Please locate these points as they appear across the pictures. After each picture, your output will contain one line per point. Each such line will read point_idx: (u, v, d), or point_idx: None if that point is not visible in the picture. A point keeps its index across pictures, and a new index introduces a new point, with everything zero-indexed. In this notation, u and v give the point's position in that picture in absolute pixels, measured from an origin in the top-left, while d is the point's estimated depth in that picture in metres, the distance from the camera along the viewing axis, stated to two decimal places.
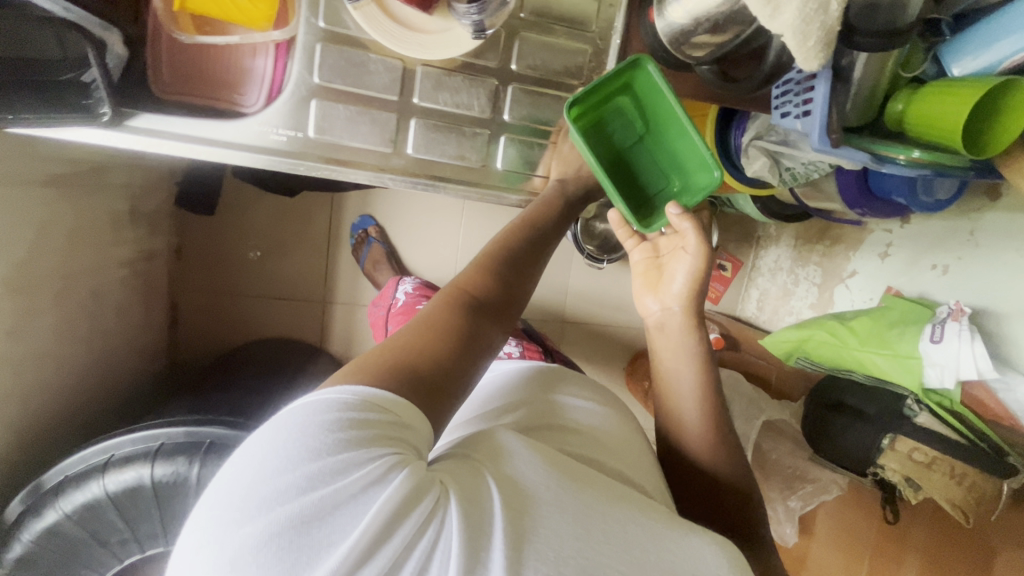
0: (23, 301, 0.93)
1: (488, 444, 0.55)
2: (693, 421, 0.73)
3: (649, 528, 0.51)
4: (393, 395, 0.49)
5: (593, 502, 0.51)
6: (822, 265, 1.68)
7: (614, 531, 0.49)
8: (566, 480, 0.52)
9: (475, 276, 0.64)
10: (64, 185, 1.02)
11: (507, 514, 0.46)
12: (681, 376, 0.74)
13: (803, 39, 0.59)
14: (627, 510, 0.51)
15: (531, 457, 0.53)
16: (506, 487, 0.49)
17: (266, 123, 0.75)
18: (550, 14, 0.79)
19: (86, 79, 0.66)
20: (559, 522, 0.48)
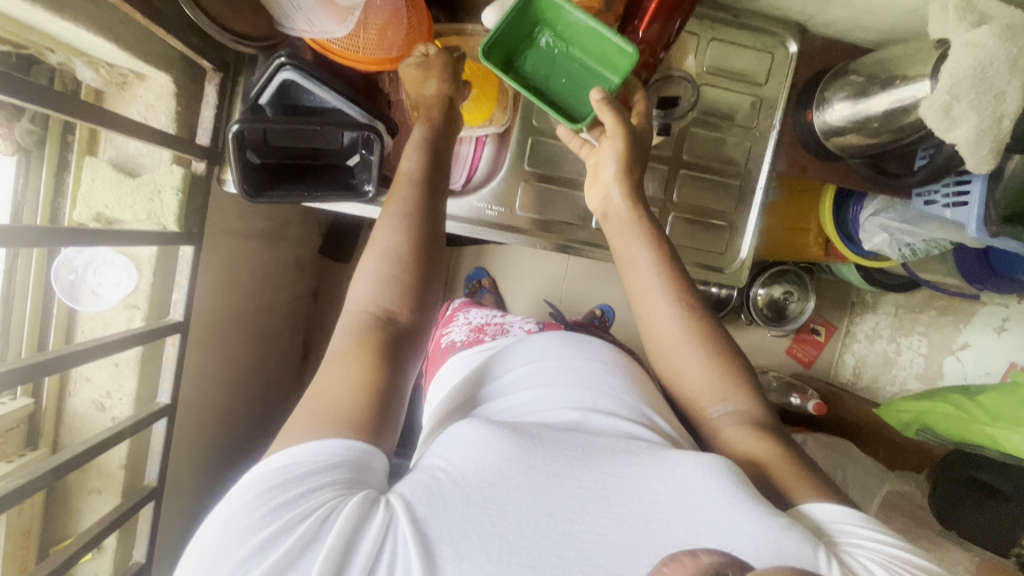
0: (234, 334, 1.08)
1: (450, 442, 0.54)
2: (669, 306, 0.68)
3: (628, 479, 0.51)
4: (334, 440, 0.48)
5: (564, 472, 0.51)
6: (928, 336, 1.68)
7: (589, 500, 0.49)
8: (520, 454, 0.51)
9: (377, 292, 0.60)
10: (268, 236, 1.19)
11: (467, 508, 0.47)
12: (646, 281, 0.69)
13: (976, 148, 0.67)
14: (598, 464, 0.52)
15: (490, 442, 0.52)
16: (466, 479, 0.49)
17: (482, 201, 0.88)
18: (718, 113, 0.90)
19: (349, 163, 0.81)
20: (527, 503, 0.48)
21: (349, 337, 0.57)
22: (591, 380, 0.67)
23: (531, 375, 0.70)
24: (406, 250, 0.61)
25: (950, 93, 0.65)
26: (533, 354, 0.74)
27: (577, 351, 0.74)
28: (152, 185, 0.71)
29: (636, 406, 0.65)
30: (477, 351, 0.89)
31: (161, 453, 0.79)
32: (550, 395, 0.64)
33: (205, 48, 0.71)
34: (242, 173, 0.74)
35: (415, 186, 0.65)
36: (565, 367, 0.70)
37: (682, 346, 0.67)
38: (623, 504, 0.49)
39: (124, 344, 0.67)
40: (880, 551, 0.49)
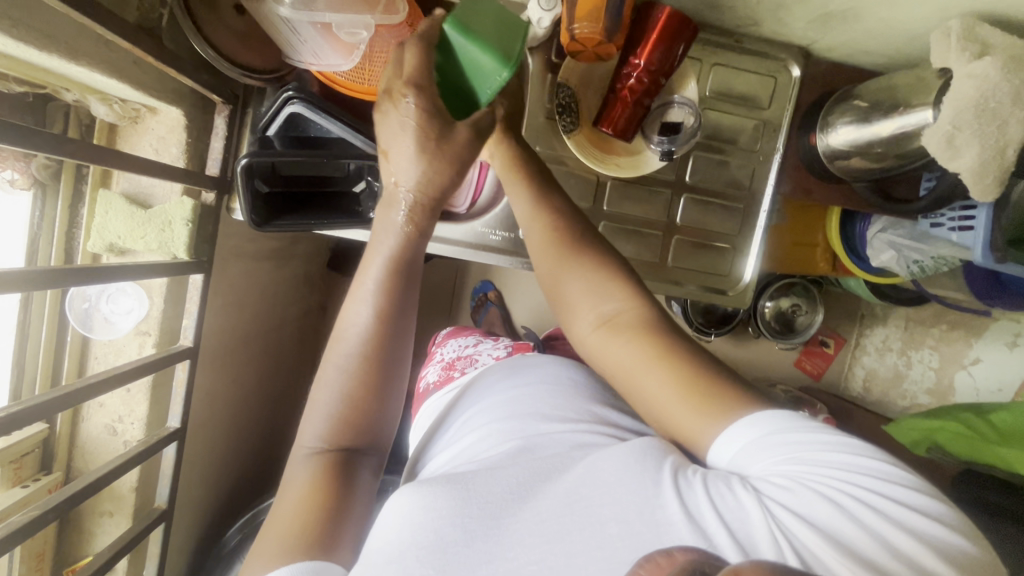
0: (243, 354, 1.10)
1: (390, 511, 0.58)
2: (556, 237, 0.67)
3: (557, 501, 0.53)
4: (292, 564, 0.52)
5: (501, 514, 0.53)
6: (939, 350, 1.67)
7: (523, 534, 0.51)
8: (452, 506, 0.54)
9: (332, 426, 0.63)
10: (277, 255, 1.21)
11: (408, 572, 0.50)
12: (528, 223, 0.69)
13: (980, 176, 0.67)
14: (532, 497, 0.54)
15: (424, 503, 0.55)
16: (404, 547, 0.52)
17: (487, 226, 0.89)
18: (721, 137, 0.90)
19: (356, 190, 0.83)
20: (466, 558, 0.51)
21: (307, 469, 0.61)
22: (536, 404, 0.70)
23: (478, 416, 0.73)
24: (366, 366, 0.62)
25: (952, 124, 0.65)
26: (486, 393, 0.78)
27: (518, 381, 0.77)
28: (163, 217, 0.73)
29: (585, 416, 0.67)
30: (449, 392, 0.89)
31: (171, 477, 0.80)
32: (492, 430, 0.67)
33: (215, 83, 0.73)
34: (251, 203, 0.75)
35: (400, 268, 0.63)
36: (508, 400, 0.72)
37: (566, 272, 0.66)
38: (558, 522, 0.51)
39: (135, 373, 0.68)
40: (790, 460, 0.49)
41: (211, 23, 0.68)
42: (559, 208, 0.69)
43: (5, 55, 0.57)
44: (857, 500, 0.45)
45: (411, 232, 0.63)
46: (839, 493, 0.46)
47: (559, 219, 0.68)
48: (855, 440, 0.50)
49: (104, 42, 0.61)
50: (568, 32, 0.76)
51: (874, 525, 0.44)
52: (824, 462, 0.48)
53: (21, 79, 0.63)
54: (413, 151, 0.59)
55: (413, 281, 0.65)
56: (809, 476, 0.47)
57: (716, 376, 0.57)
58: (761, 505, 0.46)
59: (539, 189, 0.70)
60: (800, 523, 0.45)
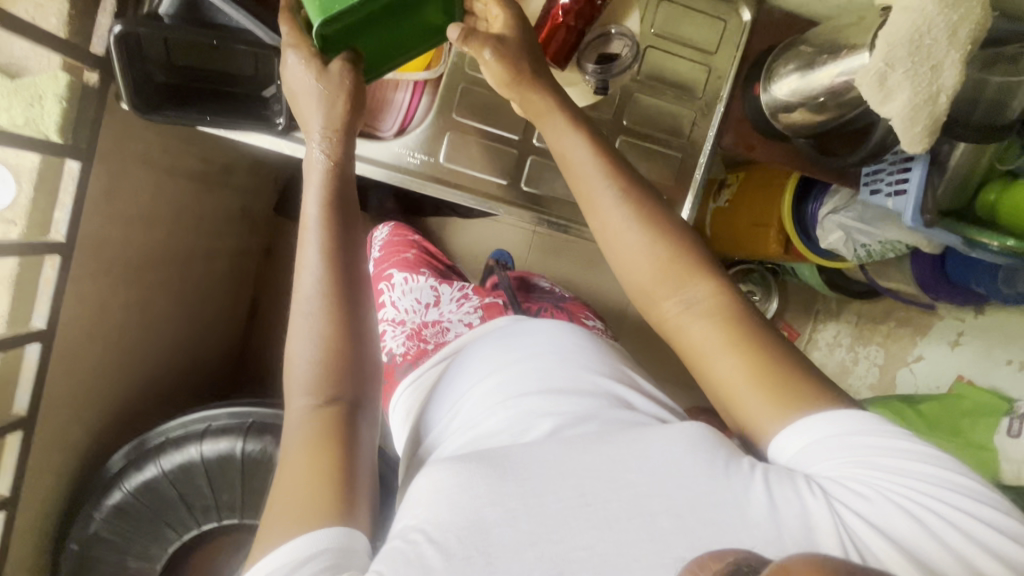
0: (151, 276, 1.02)
1: (420, 490, 0.54)
2: (609, 196, 0.65)
3: (606, 481, 0.51)
4: (331, 530, 0.50)
5: (543, 493, 0.50)
6: (885, 347, 1.66)
7: (569, 515, 0.49)
8: (488, 479, 0.51)
9: (318, 385, 0.59)
10: (201, 179, 1.13)
11: (445, 553, 0.47)
12: (608, 207, 0.65)
13: (910, 123, 0.63)
14: (574, 473, 0.52)
15: (458, 482, 0.52)
16: (440, 527, 0.49)
17: (405, 147, 0.83)
18: (662, 79, 0.86)
19: (266, 93, 0.77)
20: (511, 537, 0.48)
21: (304, 428, 0.58)
22: (558, 376, 0.68)
23: (490, 379, 0.70)
24: (333, 304, 0.62)
25: (884, 62, 0.62)
26: (496, 353, 0.74)
27: (530, 348, 0.73)
28: (32, 90, 0.66)
29: (605, 391, 0.67)
30: (433, 361, 0.85)
31: (34, 382, 0.74)
32: (511, 401, 0.64)
33: None
34: (134, 85, 0.69)
35: (338, 205, 0.65)
36: (527, 366, 0.70)
37: (625, 232, 0.64)
38: (606, 508, 0.49)
39: None
40: (857, 465, 0.50)
41: None
42: (620, 167, 0.66)
43: None
44: (940, 518, 0.47)
45: (332, 167, 0.66)
46: (912, 503, 0.47)
47: (642, 201, 0.65)
48: (913, 442, 0.52)
49: None
50: None
51: (944, 534, 0.46)
52: (888, 469, 0.50)
53: None
54: (316, 98, 0.66)
55: (353, 219, 0.67)
56: (878, 481, 0.49)
57: (792, 365, 0.57)
58: (831, 507, 0.47)
59: (610, 163, 0.66)
60: (877, 532, 0.46)
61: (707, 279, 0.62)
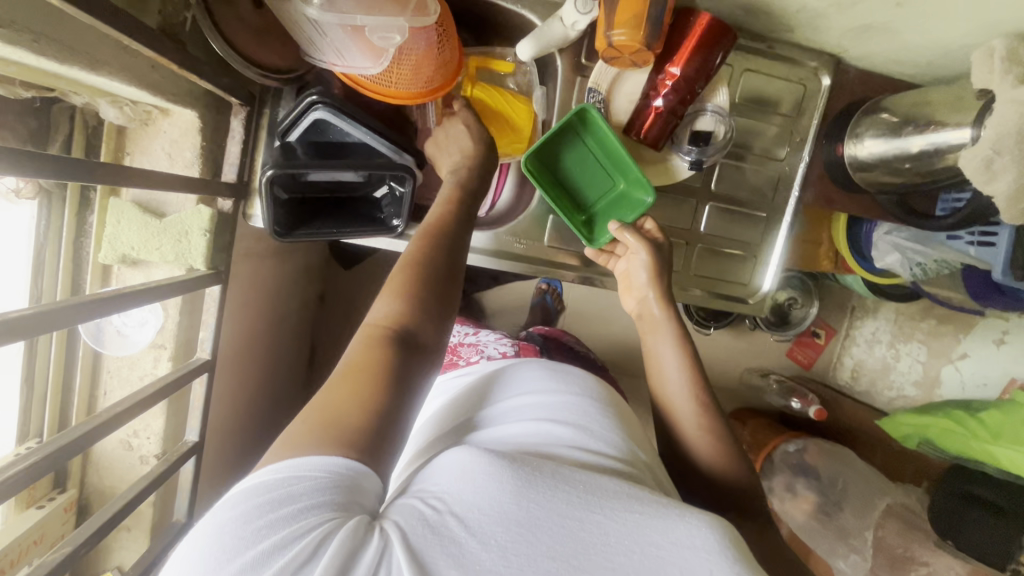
0: (250, 354, 1.06)
1: (447, 468, 0.51)
2: (674, 357, 0.72)
3: (631, 520, 0.46)
4: (354, 463, 0.48)
5: (566, 511, 0.46)
6: (929, 344, 1.69)
7: (588, 535, 0.45)
8: (523, 477, 0.48)
9: (392, 309, 0.60)
10: (281, 251, 1.16)
11: (467, 535, 0.44)
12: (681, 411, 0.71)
13: (1012, 203, 0.67)
14: (600, 506, 0.47)
15: (492, 471, 0.48)
16: (469, 508, 0.46)
17: (511, 234, 0.87)
18: (748, 146, 0.89)
19: (377, 195, 0.80)
20: (529, 543, 0.44)
21: (359, 348, 0.57)
22: (588, 421, 0.65)
23: (527, 409, 0.69)
24: (412, 266, 0.63)
25: (992, 149, 0.65)
26: (533, 382, 0.74)
27: (563, 386, 0.72)
28: (179, 227, 0.69)
29: (625, 446, 0.65)
30: (461, 377, 0.91)
31: (191, 490, 0.78)
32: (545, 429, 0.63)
33: (232, 85, 0.68)
34: (273, 212, 0.72)
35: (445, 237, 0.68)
36: (562, 403, 0.68)
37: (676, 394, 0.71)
38: (613, 559, 0.44)
39: (155, 393, 0.65)
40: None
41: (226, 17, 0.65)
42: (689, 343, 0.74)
43: (14, 62, 0.51)
44: None
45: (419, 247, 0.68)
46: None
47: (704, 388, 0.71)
48: None
49: (122, 46, 0.55)
50: (606, 37, 0.72)
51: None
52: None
53: (27, 84, 0.56)
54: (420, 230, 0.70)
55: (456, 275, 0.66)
56: None
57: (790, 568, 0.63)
58: None
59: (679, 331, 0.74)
60: None
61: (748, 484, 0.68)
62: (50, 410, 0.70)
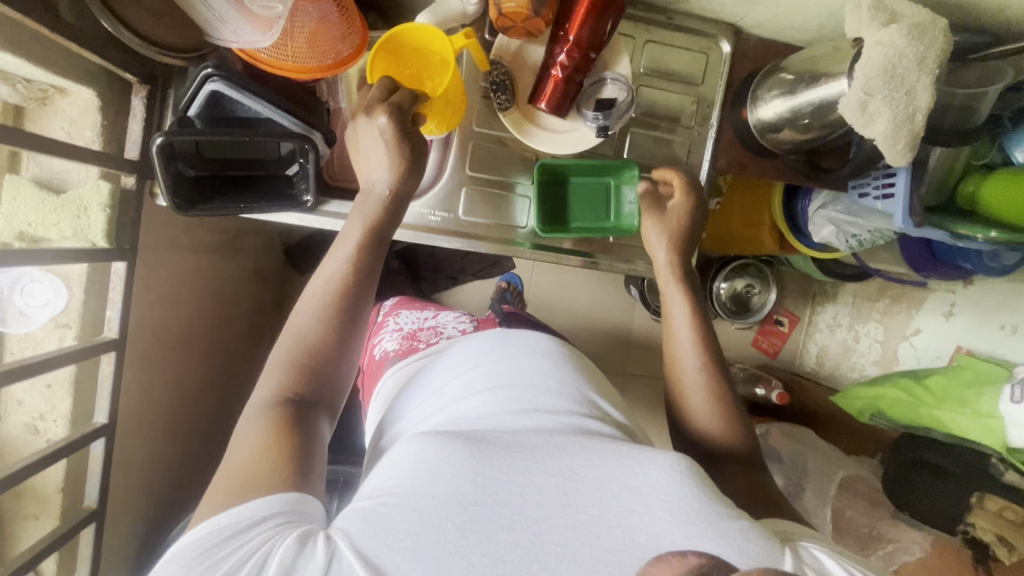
0: (183, 348, 1.06)
1: (397, 456, 0.56)
2: (683, 317, 0.78)
3: (590, 483, 0.54)
4: (286, 493, 0.53)
5: (524, 482, 0.53)
6: (884, 323, 1.72)
7: (548, 502, 0.52)
8: (477, 461, 0.53)
9: (285, 377, 0.64)
10: (220, 248, 1.17)
11: (428, 525, 0.49)
12: (684, 358, 0.76)
13: (892, 143, 0.70)
14: (558, 469, 0.54)
15: (443, 457, 0.53)
16: (425, 498, 0.51)
17: (426, 206, 0.87)
18: (657, 114, 0.92)
19: (290, 172, 0.81)
20: (490, 519, 0.51)
21: (262, 419, 0.60)
22: (540, 376, 0.68)
23: (475, 374, 0.71)
24: (338, 298, 0.68)
25: (864, 91, 0.68)
26: (466, 354, 0.76)
27: (520, 346, 0.73)
28: (77, 202, 0.69)
29: (584, 396, 0.68)
30: (413, 362, 0.95)
31: (101, 474, 0.77)
32: (497, 396, 0.66)
33: (127, 63, 0.70)
34: (173, 187, 0.73)
35: (374, 246, 0.71)
36: (521, 365, 0.70)
37: (684, 347, 0.76)
38: (576, 515, 0.52)
39: (47, 366, 0.65)
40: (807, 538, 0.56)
41: None
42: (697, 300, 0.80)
43: None
44: None
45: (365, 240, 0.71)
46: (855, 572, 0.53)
47: (711, 344, 0.77)
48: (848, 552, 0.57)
49: None
50: (496, 6, 0.74)
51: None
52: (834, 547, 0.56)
53: None
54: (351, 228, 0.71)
55: (381, 261, 0.72)
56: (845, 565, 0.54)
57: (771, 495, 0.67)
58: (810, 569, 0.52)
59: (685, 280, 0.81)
60: None
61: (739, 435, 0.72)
62: None
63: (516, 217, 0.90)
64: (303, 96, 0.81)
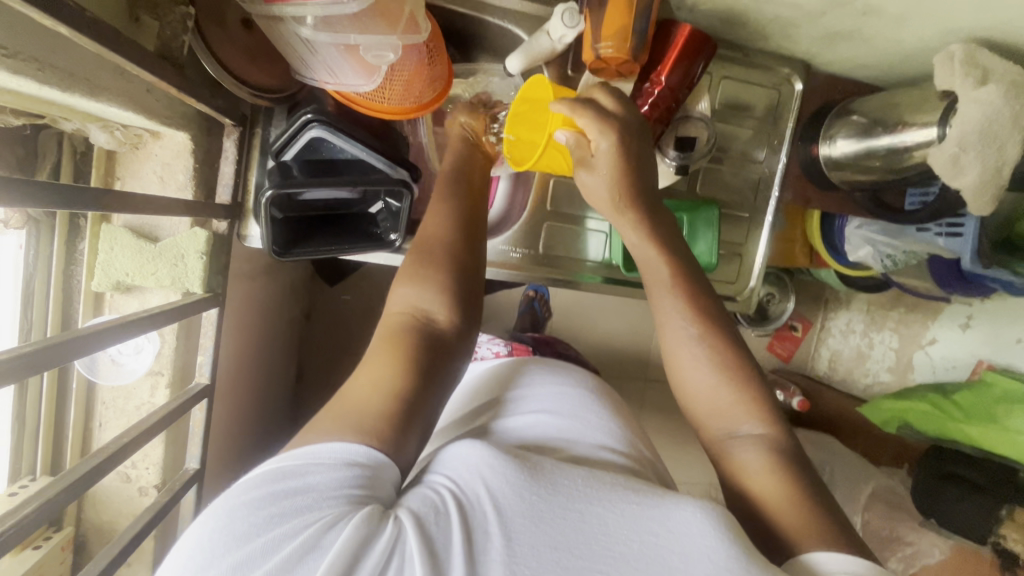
0: (243, 374, 1.04)
1: (448, 458, 0.45)
2: (670, 298, 0.61)
3: (646, 507, 0.41)
4: (356, 447, 0.43)
5: (573, 499, 0.41)
6: (899, 331, 1.51)
7: (599, 525, 0.40)
8: (524, 470, 0.42)
9: (433, 307, 0.56)
10: (272, 270, 1.14)
11: (461, 531, 0.38)
12: (685, 359, 0.59)
13: (978, 194, 0.72)
14: (609, 496, 0.42)
15: (491, 461, 0.42)
16: (465, 503, 0.40)
17: (508, 244, 0.88)
18: (729, 150, 0.93)
19: (372, 211, 0.80)
20: (533, 535, 0.38)
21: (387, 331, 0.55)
22: (579, 411, 0.58)
23: (528, 399, 0.59)
24: (463, 272, 0.59)
25: (958, 146, 0.69)
26: (524, 373, 0.64)
27: (564, 380, 0.63)
28: (174, 250, 0.68)
29: (624, 439, 0.56)
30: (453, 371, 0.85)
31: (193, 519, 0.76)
32: (548, 422, 0.55)
33: (225, 106, 0.68)
34: (271, 232, 0.72)
35: (467, 242, 0.62)
36: (561, 394, 0.60)
37: (681, 346, 0.59)
38: (612, 549, 0.38)
39: (160, 425, 0.63)
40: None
41: (217, 39, 0.65)
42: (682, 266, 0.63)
43: (17, 93, 0.50)
44: None
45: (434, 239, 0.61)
46: None
47: (717, 329, 0.59)
48: None
49: (120, 71, 0.54)
50: (593, 51, 0.75)
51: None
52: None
53: (17, 111, 0.55)
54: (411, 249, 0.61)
55: (475, 268, 0.61)
56: None
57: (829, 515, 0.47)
58: None
59: (663, 246, 0.65)
60: None
61: (766, 416, 0.55)
62: (43, 449, 0.69)
63: (589, 251, 0.91)
64: (391, 135, 0.80)
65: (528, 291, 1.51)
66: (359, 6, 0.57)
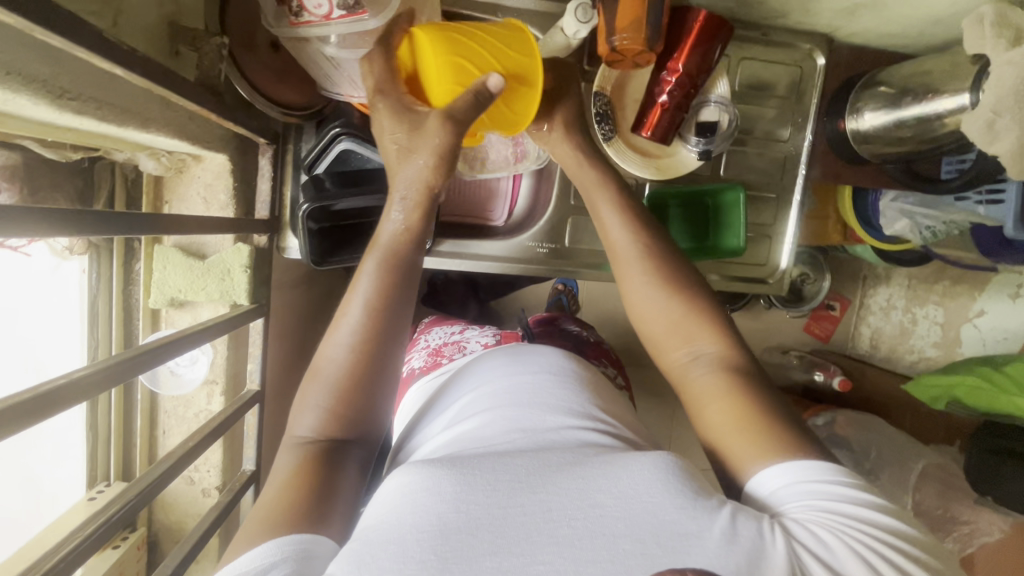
0: (286, 380, 1.08)
1: (387, 491, 0.49)
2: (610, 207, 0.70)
3: (576, 494, 0.45)
4: (293, 537, 0.45)
5: (506, 501, 0.45)
6: (945, 305, 1.43)
7: (534, 520, 0.44)
8: (452, 485, 0.45)
9: (326, 417, 0.55)
10: (310, 279, 1.18)
11: (405, 561, 0.41)
12: (638, 291, 0.67)
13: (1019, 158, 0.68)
14: (542, 486, 0.46)
15: (426, 485, 0.46)
16: (405, 534, 0.43)
17: (533, 239, 0.90)
18: (752, 132, 0.92)
19: None
20: (470, 545, 0.42)
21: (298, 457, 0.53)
22: (527, 394, 0.57)
23: (478, 395, 0.59)
24: (383, 307, 0.57)
25: (993, 110, 0.66)
26: (473, 379, 0.63)
27: (526, 366, 0.61)
28: (221, 266, 0.72)
29: (583, 409, 0.56)
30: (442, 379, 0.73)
31: None
32: (497, 418, 0.54)
33: (259, 127, 0.72)
34: (308, 243, 0.76)
35: (399, 263, 0.59)
36: (509, 383, 0.59)
37: (638, 285, 0.67)
38: (556, 532, 0.43)
39: (217, 430, 0.67)
40: (817, 506, 0.47)
41: (250, 63, 0.69)
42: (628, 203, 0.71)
43: (71, 130, 0.54)
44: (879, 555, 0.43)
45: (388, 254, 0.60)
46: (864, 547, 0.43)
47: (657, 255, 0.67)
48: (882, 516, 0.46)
49: (166, 102, 0.58)
50: (608, 43, 0.76)
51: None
52: (854, 516, 0.46)
53: (76, 146, 0.60)
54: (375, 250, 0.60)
55: (410, 282, 0.60)
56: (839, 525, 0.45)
57: (779, 418, 0.55)
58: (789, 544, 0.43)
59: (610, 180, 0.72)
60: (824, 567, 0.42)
61: (714, 337, 0.62)
62: (115, 455, 0.75)
63: None
64: None
65: (556, 284, 1.50)
66: (380, 22, 0.63)
